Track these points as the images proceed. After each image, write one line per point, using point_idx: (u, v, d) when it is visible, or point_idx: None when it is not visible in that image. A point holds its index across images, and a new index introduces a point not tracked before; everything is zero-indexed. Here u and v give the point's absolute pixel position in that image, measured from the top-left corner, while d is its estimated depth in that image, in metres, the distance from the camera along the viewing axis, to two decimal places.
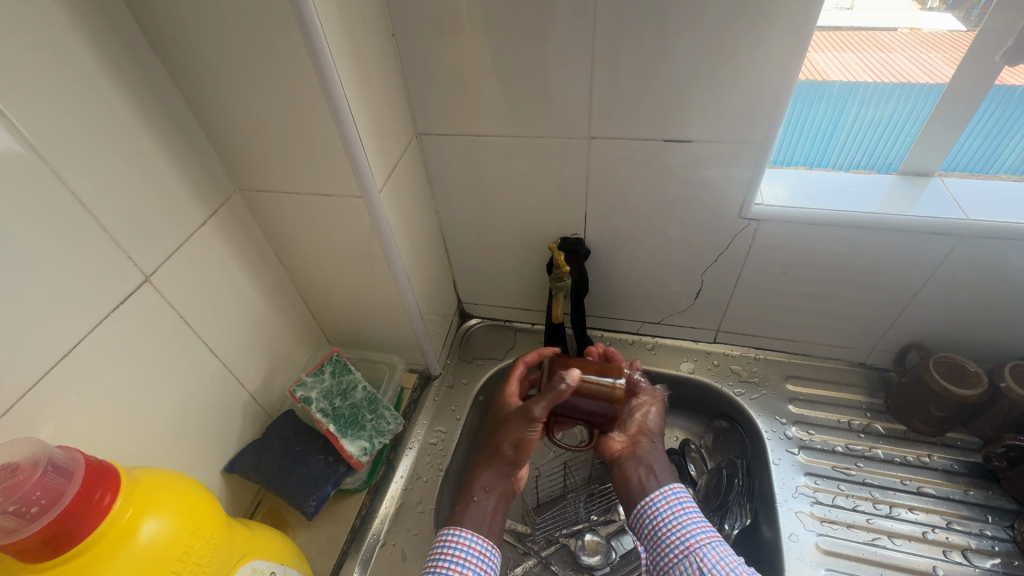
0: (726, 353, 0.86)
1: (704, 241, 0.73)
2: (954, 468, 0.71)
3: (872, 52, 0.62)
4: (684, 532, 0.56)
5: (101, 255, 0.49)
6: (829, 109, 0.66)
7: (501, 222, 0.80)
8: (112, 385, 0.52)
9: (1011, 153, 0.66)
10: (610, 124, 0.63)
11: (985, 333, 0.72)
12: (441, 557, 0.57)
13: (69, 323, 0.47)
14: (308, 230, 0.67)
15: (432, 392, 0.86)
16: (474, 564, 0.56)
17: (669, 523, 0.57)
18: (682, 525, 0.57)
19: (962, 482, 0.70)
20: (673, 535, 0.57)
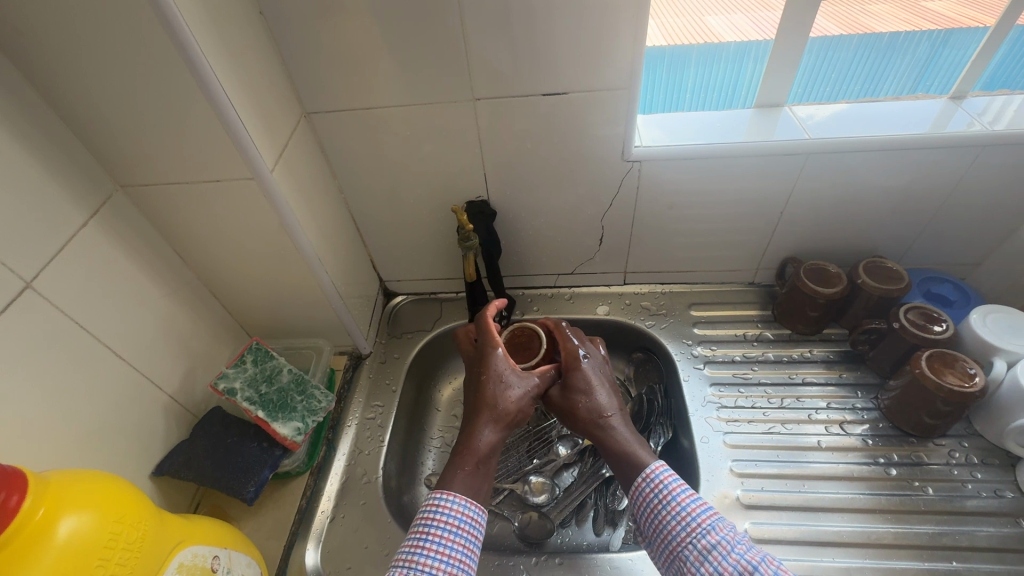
0: (636, 292, 0.94)
1: (597, 188, 0.78)
2: (830, 357, 0.82)
3: (763, 11, 0.73)
4: (681, 513, 0.57)
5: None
6: (729, 67, 0.77)
7: (406, 194, 0.81)
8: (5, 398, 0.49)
9: (891, 85, 0.78)
10: (490, 83, 0.66)
11: (842, 239, 0.83)
12: (434, 524, 0.57)
13: None
14: (205, 221, 0.66)
15: (365, 370, 0.88)
16: (466, 531, 0.57)
17: (663, 504, 0.58)
18: (678, 504, 0.57)
19: (837, 368, 0.81)
20: (671, 518, 0.57)
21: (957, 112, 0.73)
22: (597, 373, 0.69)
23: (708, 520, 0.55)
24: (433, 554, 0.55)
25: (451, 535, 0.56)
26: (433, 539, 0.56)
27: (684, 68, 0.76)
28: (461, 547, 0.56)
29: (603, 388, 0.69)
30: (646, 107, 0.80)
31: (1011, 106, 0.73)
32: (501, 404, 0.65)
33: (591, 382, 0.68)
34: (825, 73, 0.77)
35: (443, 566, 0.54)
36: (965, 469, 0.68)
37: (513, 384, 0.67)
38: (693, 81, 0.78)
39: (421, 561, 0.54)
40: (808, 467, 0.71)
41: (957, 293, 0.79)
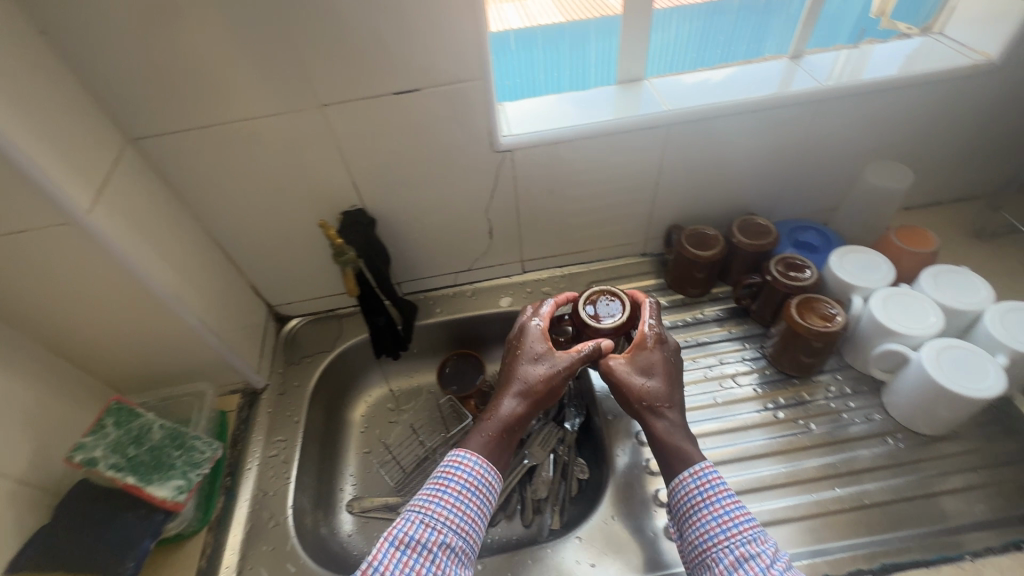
0: (537, 279, 0.94)
1: (474, 182, 0.76)
2: (721, 315, 0.87)
3: None
4: (726, 517, 0.56)
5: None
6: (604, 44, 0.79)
7: (273, 212, 0.75)
8: None
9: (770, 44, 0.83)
10: (334, 86, 0.62)
11: (715, 202, 0.87)
12: (454, 477, 0.60)
13: None
14: (26, 277, 0.57)
15: (263, 405, 0.81)
16: (482, 490, 0.60)
17: (707, 507, 0.58)
18: (724, 509, 0.57)
19: (727, 324, 0.85)
20: (714, 521, 0.57)
21: (796, 71, 0.78)
22: (662, 361, 0.66)
23: (750, 530, 0.55)
24: (447, 510, 0.58)
25: (468, 493, 0.60)
26: (452, 495, 0.59)
27: (568, 45, 0.78)
28: (473, 505, 0.60)
29: (665, 377, 0.65)
30: (522, 89, 0.81)
31: (841, 61, 0.79)
32: (535, 379, 0.66)
33: (653, 368, 0.65)
34: (716, 34, 0.81)
35: (455, 520, 0.58)
36: (840, 400, 0.73)
37: (554, 362, 0.66)
38: (596, 53, 0.80)
39: (436, 511, 0.58)
40: (711, 424, 0.73)
41: (821, 239, 0.86)
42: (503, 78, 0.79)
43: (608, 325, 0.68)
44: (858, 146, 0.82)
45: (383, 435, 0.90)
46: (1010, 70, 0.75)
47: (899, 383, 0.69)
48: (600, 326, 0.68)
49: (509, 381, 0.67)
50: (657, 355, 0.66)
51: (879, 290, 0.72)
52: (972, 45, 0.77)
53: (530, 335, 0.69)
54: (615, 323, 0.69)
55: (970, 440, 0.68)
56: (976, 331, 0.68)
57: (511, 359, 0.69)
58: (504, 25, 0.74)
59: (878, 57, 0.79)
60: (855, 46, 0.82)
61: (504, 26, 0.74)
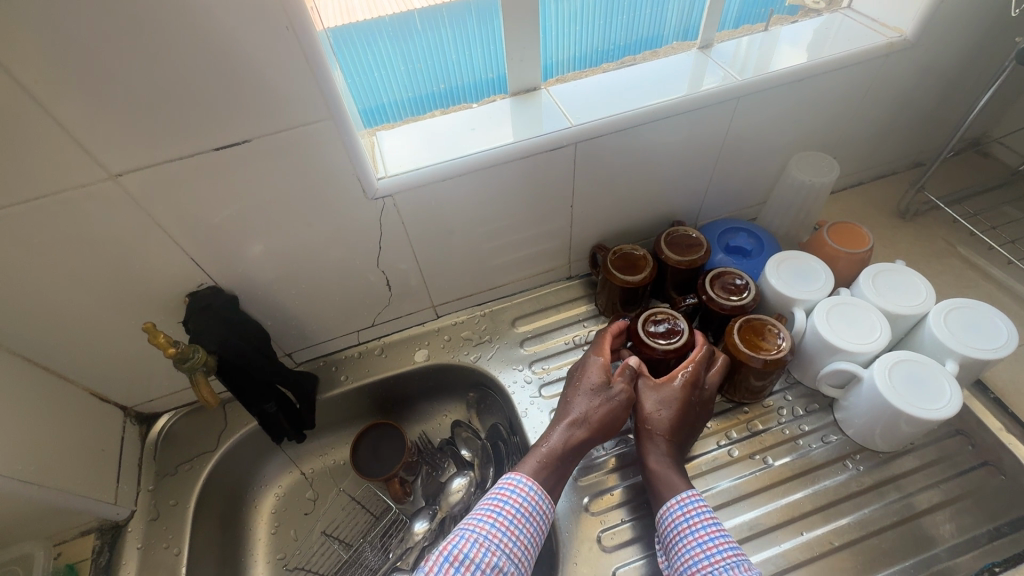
0: (454, 323, 0.82)
1: (354, 236, 0.62)
2: None
3: None
4: (708, 542, 0.53)
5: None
6: (486, 33, 0.61)
7: (93, 307, 0.58)
8: None
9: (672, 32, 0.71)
10: (125, 153, 0.46)
11: (639, 215, 0.79)
12: (510, 496, 0.56)
13: None
14: None
15: (129, 541, 0.66)
16: (533, 514, 0.56)
17: (691, 532, 0.55)
18: (707, 535, 0.54)
19: None
20: (698, 546, 0.53)
21: (708, 64, 0.69)
22: (693, 396, 0.63)
23: (733, 557, 0.51)
24: (503, 530, 0.54)
25: (523, 517, 0.56)
26: (512, 515, 0.55)
27: (444, 38, 0.60)
28: (527, 530, 0.55)
29: (687, 412, 0.63)
30: (395, 89, 0.62)
31: (752, 48, 0.71)
32: (590, 409, 0.61)
33: (673, 402, 0.62)
34: (619, 2, 0.65)
35: (509, 544, 0.54)
36: (794, 424, 0.68)
37: (612, 392, 0.62)
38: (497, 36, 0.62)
39: (490, 530, 0.54)
40: None
41: (753, 241, 0.79)
42: (372, 71, 0.59)
43: (661, 346, 0.64)
44: (781, 139, 0.75)
45: (297, 539, 0.76)
46: (924, 45, 0.70)
47: (852, 402, 0.63)
48: (654, 348, 0.64)
49: (567, 408, 0.62)
50: (685, 391, 0.62)
51: (820, 301, 0.66)
52: (884, 20, 0.71)
53: (588, 366, 0.64)
54: (668, 345, 0.64)
55: (927, 452, 0.65)
56: (921, 336, 0.63)
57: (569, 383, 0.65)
58: (374, 13, 0.55)
59: (788, 39, 0.71)
60: (765, 29, 0.74)
61: (405, 7, 0.55)
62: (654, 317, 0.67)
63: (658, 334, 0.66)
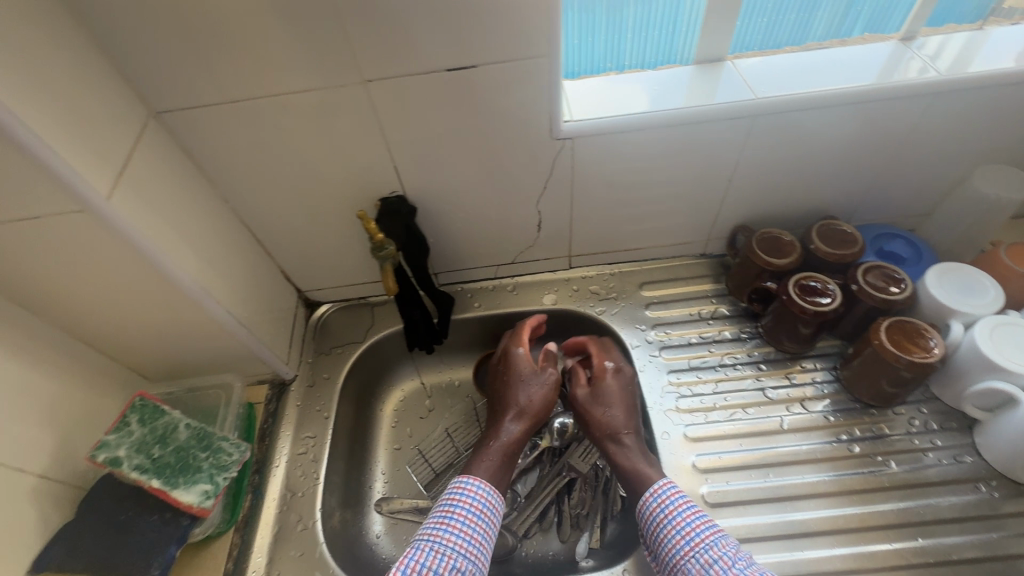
0: (584, 276, 0.87)
1: (527, 173, 0.69)
2: (831, 351, 0.76)
3: None
4: (685, 528, 0.56)
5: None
6: (612, 14, 0.64)
7: (307, 195, 0.69)
8: None
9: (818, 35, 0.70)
10: (382, 63, 0.54)
11: (792, 204, 0.78)
12: (456, 505, 0.61)
13: None
14: (47, 267, 0.52)
15: (291, 398, 0.78)
16: (484, 514, 0.61)
17: (669, 520, 0.58)
18: (683, 521, 0.57)
19: (832, 360, 0.75)
20: (676, 532, 0.57)
21: (908, 56, 0.67)
22: (618, 387, 0.70)
23: (710, 536, 0.55)
24: (461, 532, 0.59)
25: (474, 517, 0.60)
26: (466, 519, 0.60)
27: (624, 6, 0.63)
28: (483, 528, 0.60)
29: (621, 401, 0.68)
30: (592, 49, 0.68)
31: (961, 45, 0.68)
32: (530, 399, 0.70)
33: (615, 397, 0.68)
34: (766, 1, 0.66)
35: (464, 544, 0.58)
36: (925, 437, 0.67)
37: (547, 382, 0.71)
38: (632, 22, 0.65)
39: (445, 537, 0.58)
40: (767, 452, 0.67)
41: (910, 250, 0.76)
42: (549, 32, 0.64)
43: (811, 306, 0.68)
44: (968, 148, 0.71)
45: (416, 435, 0.85)
46: None
47: (999, 425, 0.62)
48: (801, 305, 0.69)
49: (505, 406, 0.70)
50: (614, 379, 0.70)
51: (984, 318, 0.63)
52: None
53: (518, 361, 0.73)
54: (818, 307, 0.68)
55: None
56: None
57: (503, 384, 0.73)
58: None
59: (1004, 40, 0.67)
60: (978, 28, 0.70)
61: None
62: (808, 277, 0.71)
63: (807, 296, 0.70)
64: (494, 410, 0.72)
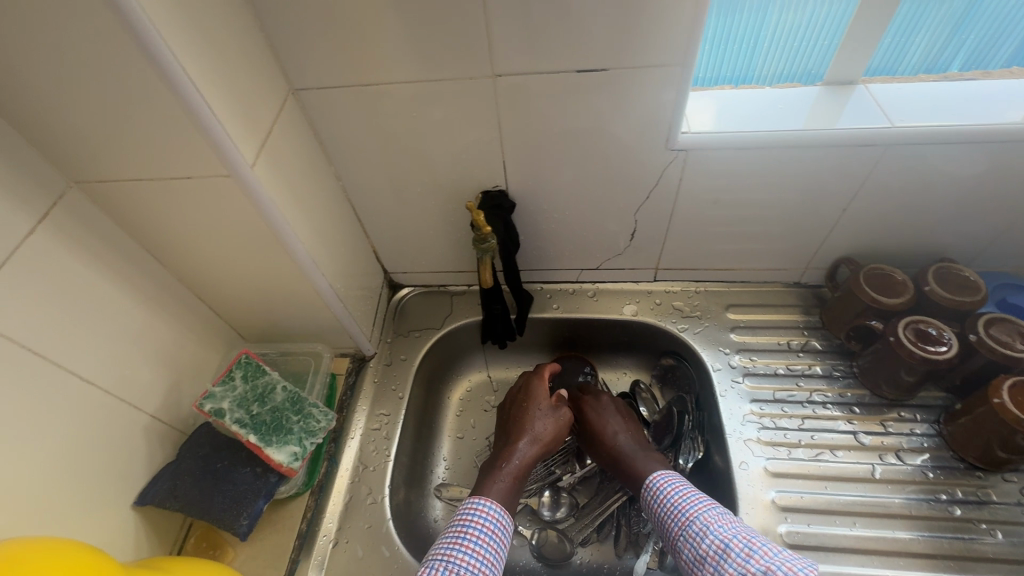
0: (667, 291, 0.85)
1: (632, 180, 0.68)
2: (935, 402, 0.71)
3: None
4: (671, 506, 0.61)
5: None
6: (751, 18, 0.61)
7: (413, 182, 0.71)
8: None
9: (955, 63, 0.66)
10: (516, 58, 0.55)
11: (907, 241, 0.73)
12: (469, 525, 0.60)
13: None
14: (185, 224, 0.56)
15: (369, 374, 0.81)
16: (496, 535, 0.61)
17: (660, 503, 0.63)
18: (670, 500, 0.62)
19: (935, 413, 0.70)
20: (665, 510, 0.62)
21: None
22: (616, 411, 0.74)
23: (694, 511, 0.60)
24: (473, 551, 0.58)
25: (486, 537, 0.60)
26: (478, 538, 0.59)
27: (765, 13, 0.61)
28: (494, 547, 0.60)
29: (619, 420, 0.72)
30: (720, 58, 0.66)
31: None
32: (544, 428, 0.70)
33: (626, 424, 0.72)
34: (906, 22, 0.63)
35: (477, 564, 0.57)
36: None
37: (559, 413, 0.72)
38: (772, 32, 0.62)
39: (457, 557, 0.57)
40: (854, 499, 0.64)
41: None
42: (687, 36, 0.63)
43: (921, 351, 0.64)
44: None
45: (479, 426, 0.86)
46: None
47: None
48: (913, 350, 0.64)
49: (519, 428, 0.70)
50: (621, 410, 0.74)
51: None
52: None
53: (535, 392, 0.74)
54: (930, 353, 0.64)
55: None
56: None
57: (519, 408, 0.73)
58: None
59: None
60: None
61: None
62: (921, 322, 0.66)
63: (919, 341, 0.65)
64: (504, 433, 0.72)
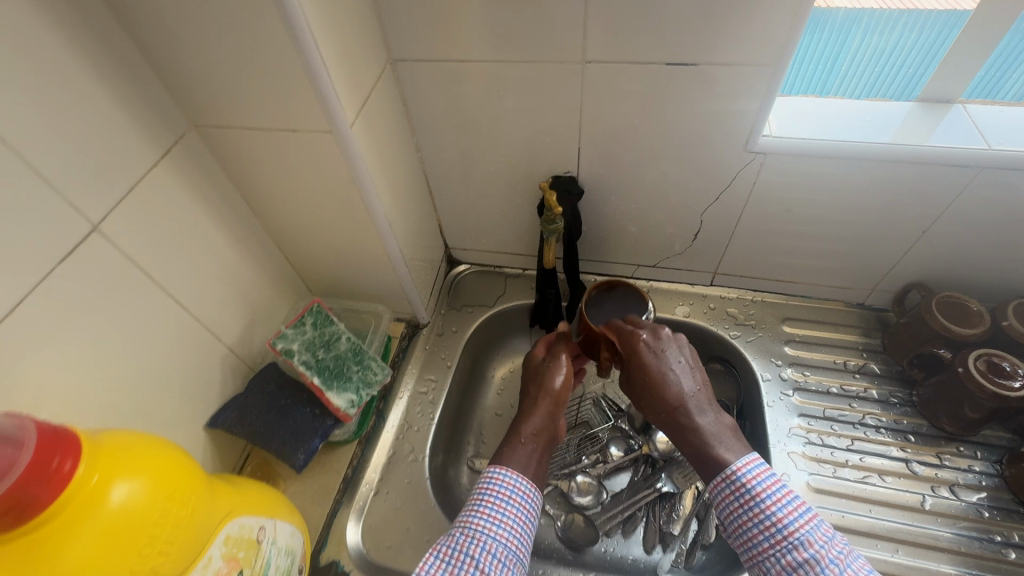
0: (722, 296, 0.84)
1: (704, 179, 0.68)
2: (998, 442, 0.68)
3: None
4: (765, 519, 0.52)
5: (7, 201, 0.41)
6: (833, 39, 0.62)
7: (488, 160, 0.74)
8: (86, 347, 0.48)
9: None
10: (608, 46, 0.56)
11: (989, 274, 0.70)
12: (483, 491, 0.59)
13: (24, 275, 0.42)
14: (281, 175, 0.61)
15: (421, 341, 0.84)
16: (517, 501, 0.58)
17: (748, 509, 0.53)
18: (764, 511, 0.52)
19: (997, 454, 0.67)
20: (755, 524, 0.52)
21: None
22: (680, 354, 0.59)
23: (796, 531, 0.50)
24: (491, 517, 0.56)
25: (504, 502, 0.58)
26: (496, 506, 0.57)
27: (850, 38, 0.61)
28: (516, 513, 0.57)
29: (683, 368, 0.58)
30: (799, 74, 0.67)
31: None
32: (554, 389, 0.67)
33: (679, 370, 0.58)
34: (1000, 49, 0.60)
35: (495, 527, 0.56)
36: None
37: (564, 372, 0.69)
38: (852, 56, 0.63)
39: (474, 522, 0.56)
40: (901, 526, 0.63)
41: None
42: None
43: (993, 387, 0.61)
44: None
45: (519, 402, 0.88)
46: None
47: None
48: (984, 385, 0.62)
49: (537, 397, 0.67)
50: (671, 347, 0.59)
51: None
52: None
53: (538, 359, 0.71)
54: (1002, 390, 0.61)
55: None
56: None
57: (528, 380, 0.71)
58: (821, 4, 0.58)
59: None
60: None
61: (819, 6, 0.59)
62: (995, 356, 0.64)
63: (991, 376, 0.62)
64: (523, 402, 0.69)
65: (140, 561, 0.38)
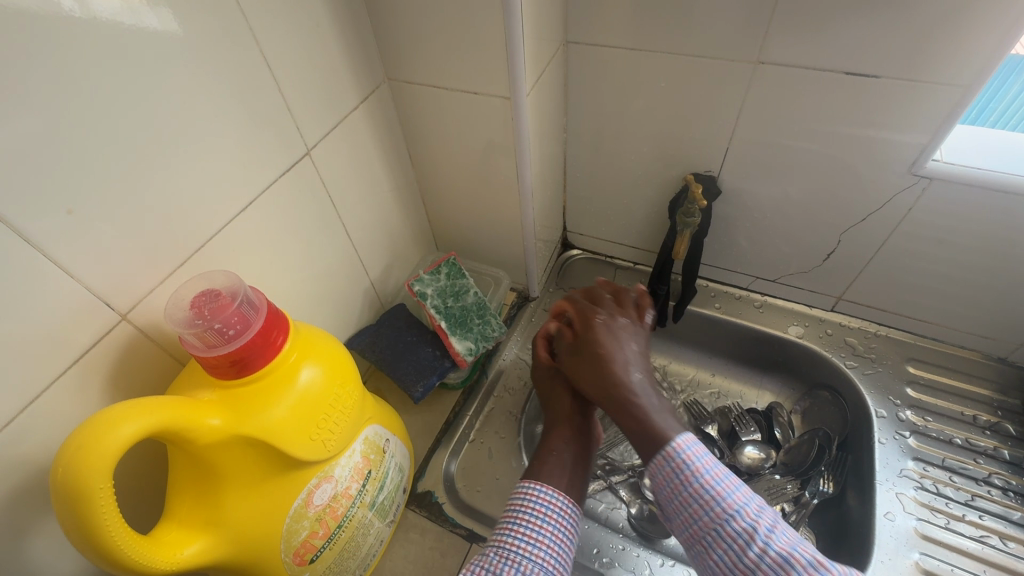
0: (842, 324, 0.81)
1: (853, 197, 0.67)
2: None
3: None
4: (705, 493, 0.46)
5: (259, 115, 0.49)
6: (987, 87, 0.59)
7: (630, 150, 0.76)
8: (281, 252, 0.56)
9: None
10: (787, 49, 0.57)
11: None
12: (519, 513, 0.52)
13: (256, 182, 0.50)
14: (447, 133, 0.66)
15: (528, 312, 0.88)
16: (556, 523, 0.51)
17: (689, 485, 0.47)
18: (704, 486, 0.46)
19: None
20: (694, 498, 0.46)
21: None
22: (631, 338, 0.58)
23: (735, 501, 0.45)
24: (527, 537, 0.50)
25: (545, 523, 0.51)
26: (533, 527, 0.50)
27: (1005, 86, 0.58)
28: (553, 533, 0.51)
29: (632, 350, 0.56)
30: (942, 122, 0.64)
31: None
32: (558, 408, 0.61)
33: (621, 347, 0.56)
34: None
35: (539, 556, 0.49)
36: None
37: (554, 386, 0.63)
38: (1004, 105, 0.60)
39: (509, 542, 0.49)
40: None
41: None
42: None
43: None
44: None
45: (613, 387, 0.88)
46: None
47: None
48: None
49: (558, 416, 0.60)
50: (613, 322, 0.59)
51: None
52: None
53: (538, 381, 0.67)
54: None
55: None
56: None
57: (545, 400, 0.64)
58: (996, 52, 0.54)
59: None
60: None
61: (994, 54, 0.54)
62: None
63: None
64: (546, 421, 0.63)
65: (315, 435, 0.44)
